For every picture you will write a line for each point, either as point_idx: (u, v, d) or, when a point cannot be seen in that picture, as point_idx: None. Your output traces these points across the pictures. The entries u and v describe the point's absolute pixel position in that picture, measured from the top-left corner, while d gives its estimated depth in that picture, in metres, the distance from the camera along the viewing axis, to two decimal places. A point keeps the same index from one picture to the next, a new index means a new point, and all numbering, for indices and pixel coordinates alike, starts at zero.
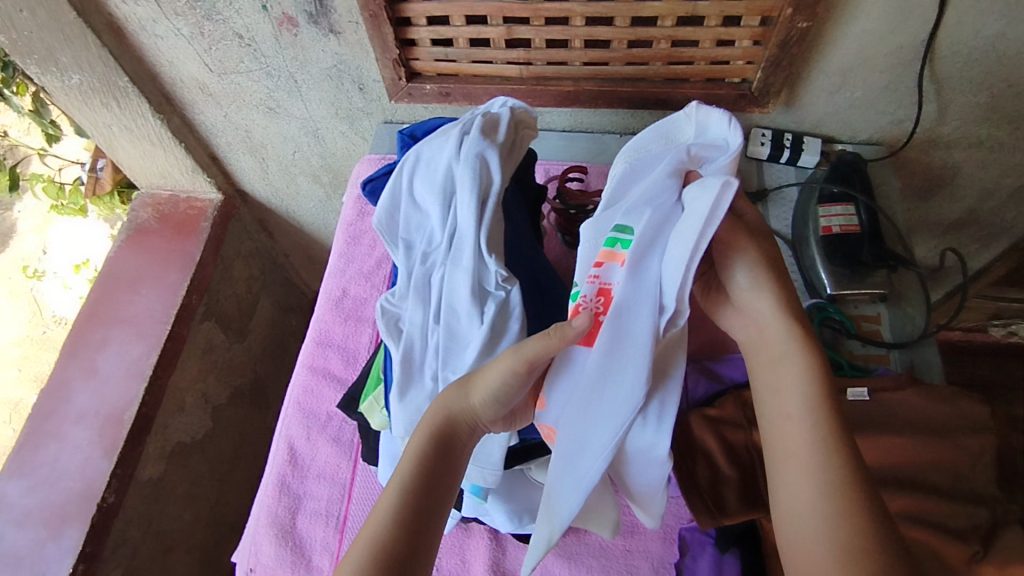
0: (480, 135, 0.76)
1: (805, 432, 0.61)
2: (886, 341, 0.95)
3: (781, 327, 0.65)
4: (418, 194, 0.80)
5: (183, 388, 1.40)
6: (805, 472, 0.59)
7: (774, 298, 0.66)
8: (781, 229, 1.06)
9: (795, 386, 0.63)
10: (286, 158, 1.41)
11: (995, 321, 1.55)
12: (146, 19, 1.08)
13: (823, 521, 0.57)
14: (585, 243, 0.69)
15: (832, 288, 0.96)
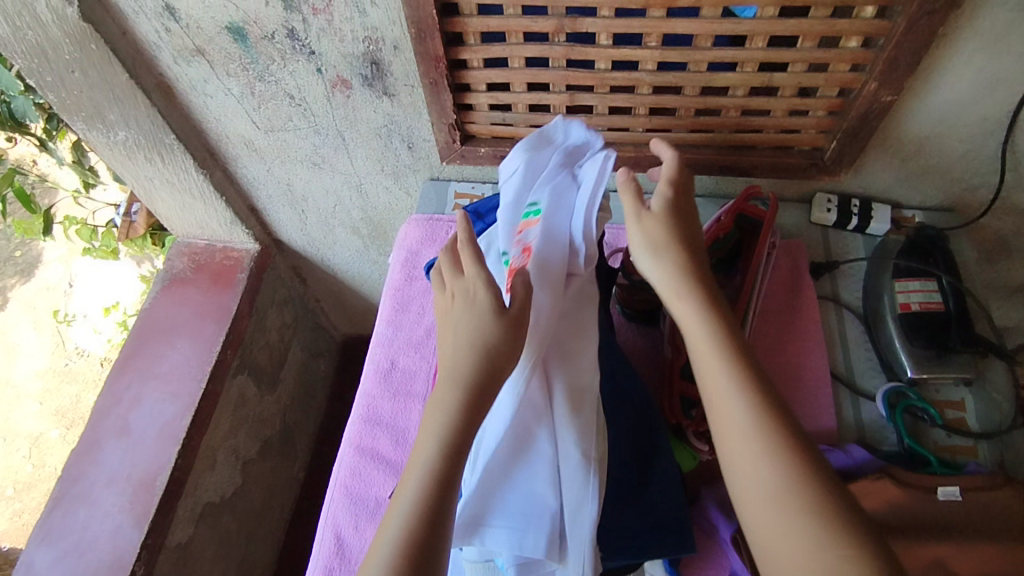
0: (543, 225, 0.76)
1: (716, 354, 0.65)
2: (973, 430, 0.87)
3: (694, 304, 0.68)
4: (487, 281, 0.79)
5: (215, 445, 1.35)
6: (729, 397, 0.62)
7: (659, 242, 0.71)
8: (852, 301, 1.00)
9: (697, 316, 0.67)
10: (327, 210, 1.38)
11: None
12: (197, 79, 1.06)
13: (748, 427, 0.60)
14: (506, 221, 0.78)
15: (913, 372, 0.89)
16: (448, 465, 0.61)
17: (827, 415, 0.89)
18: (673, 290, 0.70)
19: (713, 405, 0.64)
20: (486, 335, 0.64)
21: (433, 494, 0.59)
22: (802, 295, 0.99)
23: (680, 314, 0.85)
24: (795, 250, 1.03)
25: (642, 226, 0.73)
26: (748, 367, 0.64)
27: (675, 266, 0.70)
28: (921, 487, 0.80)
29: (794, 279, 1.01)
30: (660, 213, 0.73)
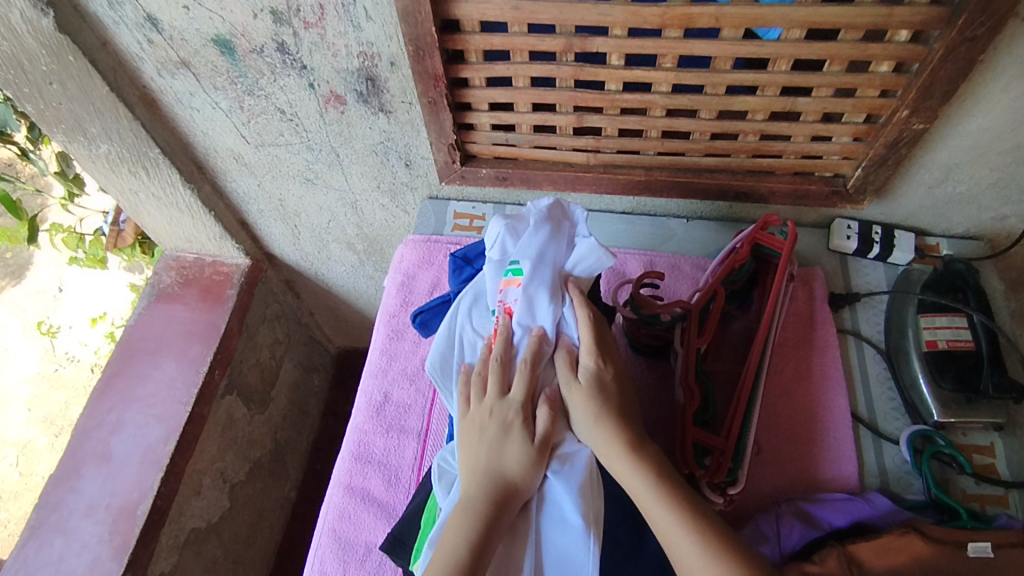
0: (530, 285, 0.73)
1: (655, 500, 0.62)
2: (1003, 478, 0.82)
3: (632, 466, 0.64)
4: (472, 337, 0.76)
5: (201, 469, 1.30)
6: (683, 538, 0.59)
7: (586, 392, 0.69)
8: (873, 336, 0.95)
9: (628, 472, 0.64)
10: (321, 226, 1.33)
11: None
12: (183, 92, 1.01)
13: (711, 563, 0.57)
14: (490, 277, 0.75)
15: (940, 416, 0.84)
16: (463, 571, 0.60)
17: (849, 460, 0.83)
18: (611, 456, 0.65)
19: (678, 563, 0.59)
20: (519, 462, 0.66)
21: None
22: (819, 329, 0.94)
23: (693, 352, 0.80)
24: (813, 279, 0.98)
25: (577, 395, 0.69)
26: (698, 513, 0.61)
27: (609, 429, 0.66)
28: (951, 543, 0.74)
29: (811, 312, 0.96)
30: (589, 381, 0.69)
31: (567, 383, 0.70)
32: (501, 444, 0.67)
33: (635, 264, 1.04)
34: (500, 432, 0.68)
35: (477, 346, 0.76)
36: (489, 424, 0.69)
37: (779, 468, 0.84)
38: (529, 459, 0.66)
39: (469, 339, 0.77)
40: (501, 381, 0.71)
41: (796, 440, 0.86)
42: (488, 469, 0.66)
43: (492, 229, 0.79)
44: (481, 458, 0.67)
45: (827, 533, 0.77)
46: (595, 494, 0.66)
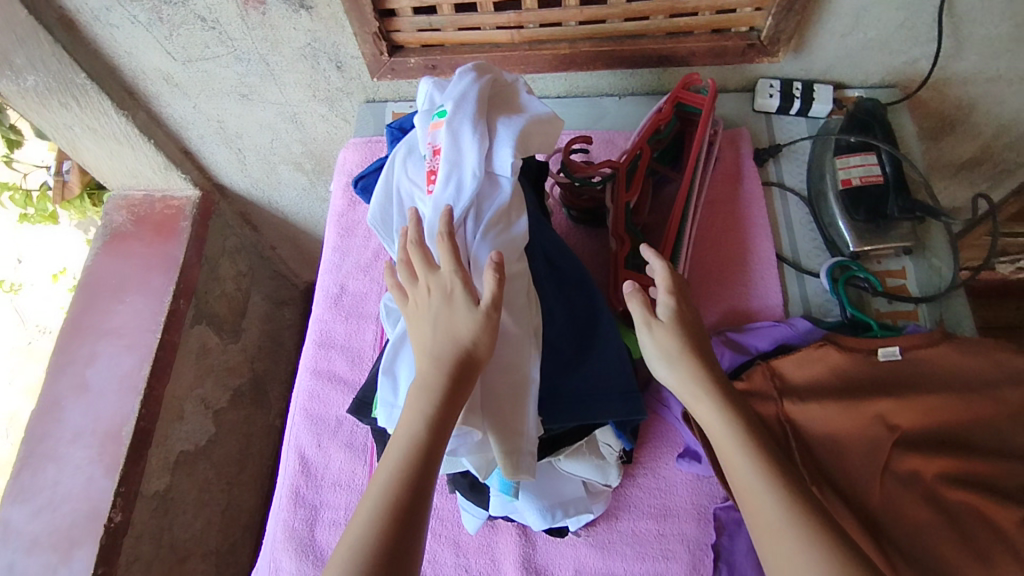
0: (460, 119, 0.68)
1: (732, 444, 0.63)
2: (914, 295, 0.90)
3: (717, 407, 0.66)
4: (404, 191, 0.71)
5: (181, 395, 1.35)
6: (762, 486, 0.60)
7: (675, 338, 0.69)
8: (796, 185, 1.00)
9: (713, 416, 0.66)
10: (265, 146, 1.33)
11: (1004, 258, 1.46)
12: (99, 8, 0.99)
13: (783, 513, 0.58)
14: (421, 124, 0.71)
15: (855, 245, 0.91)
16: (423, 449, 0.55)
17: (773, 293, 0.91)
18: (692, 393, 0.67)
19: (742, 496, 0.61)
20: (465, 328, 0.59)
21: (408, 477, 0.54)
22: (745, 182, 1.00)
23: (622, 205, 0.85)
24: (739, 139, 1.02)
25: (658, 339, 0.69)
26: (763, 448, 0.63)
27: (693, 369, 0.68)
28: (862, 351, 0.83)
29: (737, 168, 1.01)
30: (668, 320, 0.70)
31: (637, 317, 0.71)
32: (442, 311, 0.60)
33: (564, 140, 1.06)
34: (440, 300, 0.61)
35: (413, 196, 0.70)
36: (429, 298, 0.61)
37: (707, 308, 0.92)
38: (478, 323, 0.59)
39: (402, 197, 0.71)
40: (424, 255, 0.63)
41: (723, 283, 0.93)
42: (435, 341, 0.59)
43: (421, 89, 0.76)
44: (427, 330, 0.60)
45: (754, 355, 0.86)
46: (534, 314, 0.65)
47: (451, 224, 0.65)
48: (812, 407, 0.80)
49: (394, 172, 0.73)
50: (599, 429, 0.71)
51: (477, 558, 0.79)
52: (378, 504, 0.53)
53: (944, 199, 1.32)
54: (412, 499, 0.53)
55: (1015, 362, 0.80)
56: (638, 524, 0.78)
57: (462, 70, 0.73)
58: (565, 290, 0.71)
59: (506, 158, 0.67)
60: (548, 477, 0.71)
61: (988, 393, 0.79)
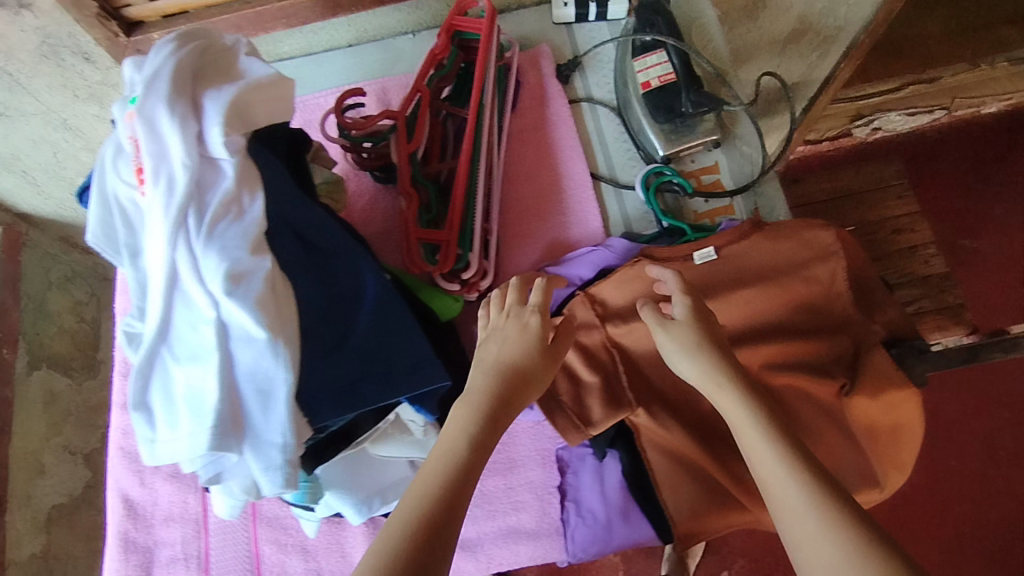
0: (154, 100, 0.58)
1: (759, 439, 0.51)
2: (728, 189, 0.88)
3: (740, 398, 0.54)
4: (121, 196, 0.62)
5: (34, 450, 1.24)
6: (795, 485, 0.48)
7: (692, 327, 0.59)
8: (604, 97, 0.94)
9: (736, 406, 0.54)
10: (49, 164, 1.12)
11: (858, 121, 1.42)
12: None
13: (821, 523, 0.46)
14: (120, 115, 0.61)
15: (664, 150, 0.87)
16: (456, 489, 0.49)
17: (591, 217, 0.87)
18: (715, 386, 0.56)
19: (771, 500, 0.49)
20: (519, 356, 0.57)
21: (433, 517, 0.46)
22: (550, 104, 0.93)
23: (405, 158, 0.77)
24: (541, 57, 0.94)
25: (675, 337, 0.59)
26: (804, 453, 0.50)
27: (715, 359, 0.57)
28: (679, 258, 0.80)
29: (543, 90, 0.94)
30: (687, 315, 0.60)
31: (651, 325, 0.61)
32: (515, 335, 0.58)
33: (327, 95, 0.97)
34: (520, 324, 0.59)
35: (131, 200, 0.61)
36: (502, 324, 0.59)
37: (527, 247, 0.87)
38: (541, 355, 0.58)
39: (122, 203, 0.62)
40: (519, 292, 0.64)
41: (541, 216, 0.88)
42: (499, 357, 0.56)
43: (124, 73, 0.65)
44: (489, 354, 0.57)
45: (576, 287, 0.82)
46: (281, 306, 0.57)
47: (169, 226, 0.56)
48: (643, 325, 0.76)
49: (108, 176, 0.63)
50: (400, 408, 0.64)
51: (328, 558, 0.77)
52: (403, 549, 0.44)
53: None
54: (437, 547, 0.45)
55: (826, 239, 0.78)
56: (484, 486, 0.77)
57: (160, 42, 0.62)
58: (322, 267, 0.62)
59: (216, 138, 0.58)
60: (361, 466, 0.67)
61: (802, 275, 0.78)
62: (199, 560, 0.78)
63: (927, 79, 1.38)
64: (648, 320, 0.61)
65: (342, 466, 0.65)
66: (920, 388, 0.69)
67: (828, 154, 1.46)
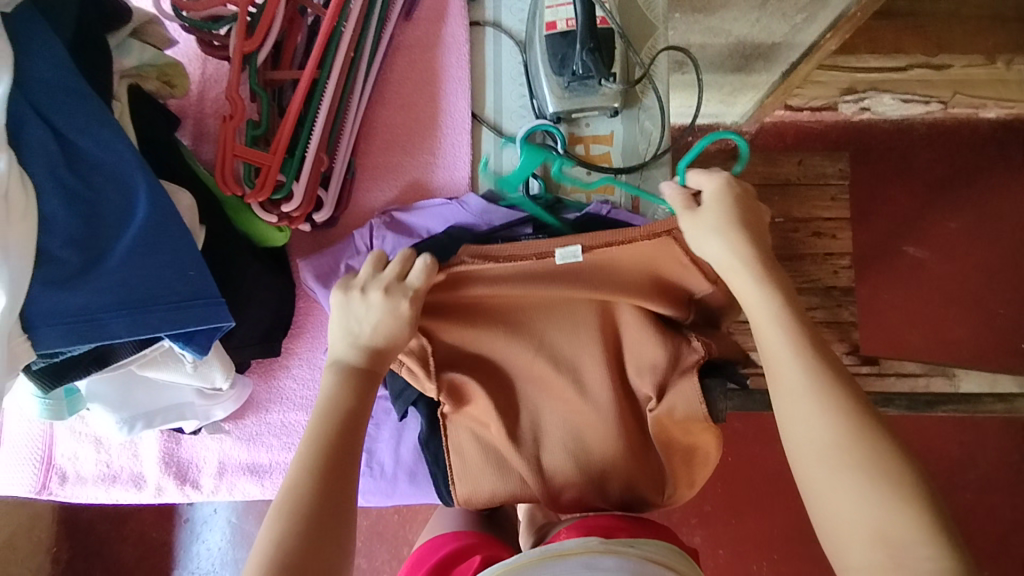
0: None
1: (770, 315, 0.55)
2: (614, 166, 0.80)
3: (756, 279, 0.57)
4: None
5: None
6: (795, 356, 0.52)
7: (736, 198, 0.60)
8: (512, 26, 0.82)
9: (755, 288, 0.56)
10: None
11: (849, 96, 1.33)
12: None
13: (816, 401, 0.50)
14: None
15: (554, 107, 0.77)
16: (350, 419, 0.55)
17: (460, 165, 0.79)
18: (735, 268, 0.58)
19: (771, 374, 0.53)
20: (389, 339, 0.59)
21: (331, 452, 0.53)
22: (448, 22, 0.82)
23: (238, 58, 0.67)
24: None
25: (696, 219, 0.60)
26: (817, 340, 0.53)
27: (745, 238, 0.58)
28: (531, 256, 0.66)
29: (444, 5, 0.82)
30: (712, 201, 0.61)
31: (675, 208, 0.62)
32: (384, 315, 0.59)
33: None
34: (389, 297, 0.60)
35: None
36: (365, 297, 0.60)
37: (385, 181, 0.80)
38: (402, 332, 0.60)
39: None
40: (400, 263, 0.62)
41: (407, 151, 0.80)
42: (375, 340, 0.59)
43: None
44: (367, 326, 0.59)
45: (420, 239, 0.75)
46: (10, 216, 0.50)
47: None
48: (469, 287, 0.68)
49: None
50: (164, 342, 0.60)
51: (119, 454, 0.75)
52: (312, 481, 0.51)
53: (761, 32, 1.12)
54: (339, 484, 0.52)
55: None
56: (285, 417, 0.75)
57: None
58: (87, 180, 0.55)
59: None
60: (136, 384, 0.64)
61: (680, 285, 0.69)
62: None
63: (934, 65, 1.31)
64: (674, 205, 0.62)
65: (113, 379, 0.62)
66: (715, 423, 0.68)
67: (805, 128, 1.35)
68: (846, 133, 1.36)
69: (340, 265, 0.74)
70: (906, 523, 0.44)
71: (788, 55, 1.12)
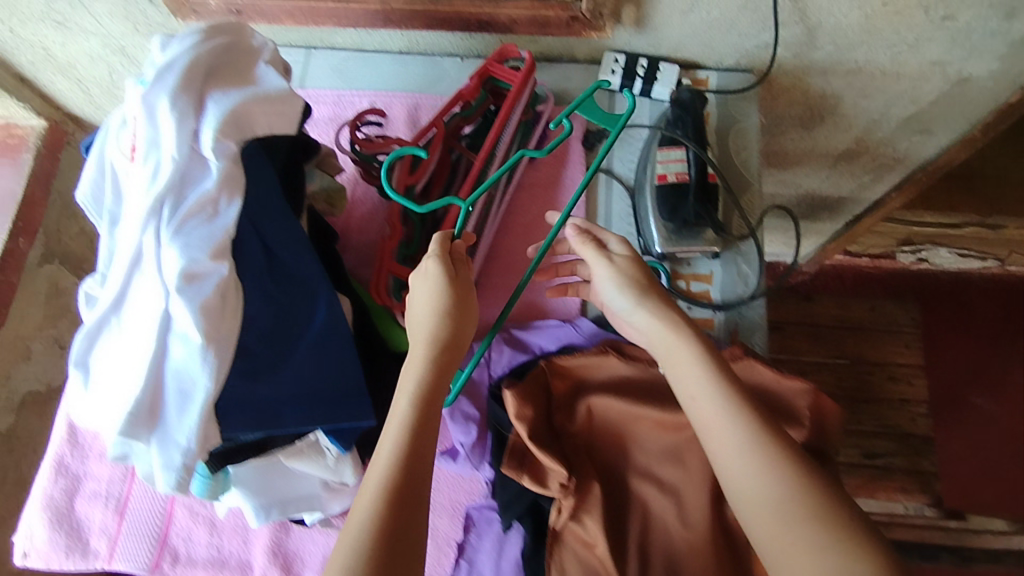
0: (160, 87, 0.59)
1: (702, 378, 0.58)
2: (714, 302, 0.87)
3: (686, 346, 0.60)
4: (110, 161, 0.63)
5: (26, 335, 1.27)
6: (731, 419, 0.55)
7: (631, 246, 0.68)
8: (623, 174, 0.94)
9: (687, 351, 0.60)
10: (105, 80, 1.15)
11: (906, 247, 1.34)
12: None
13: (759, 464, 0.52)
14: (132, 87, 0.62)
15: (661, 246, 0.86)
16: (416, 431, 0.54)
17: (571, 291, 0.87)
18: (659, 326, 0.63)
19: (709, 438, 0.56)
20: (451, 314, 0.60)
21: (398, 471, 0.51)
22: (568, 167, 0.94)
23: (400, 189, 0.79)
24: (574, 117, 0.95)
25: (607, 267, 0.67)
26: (744, 399, 0.56)
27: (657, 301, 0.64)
28: (646, 360, 0.78)
29: (564, 151, 0.94)
30: (620, 251, 0.68)
31: (587, 254, 0.69)
32: (424, 284, 0.62)
33: (354, 98, 0.97)
34: (425, 272, 0.63)
35: (119, 170, 0.62)
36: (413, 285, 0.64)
37: (502, 300, 0.87)
38: (457, 312, 0.61)
39: (113, 165, 0.63)
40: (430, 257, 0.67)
41: (525, 276, 0.88)
42: (427, 312, 0.60)
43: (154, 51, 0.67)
44: (420, 307, 0.61)
45: (535, 354, 0.82)
46: (225, 314, 0.58)
47: (146, 207, 0.58)
48: (585, 406, 0.77)
49: (108, 137, 0.64)
50: (316, 432, 0.66)
51: (230, 539, 0.78)
52: (377, 503, 0.50)
53: (830, 188, 1.26)
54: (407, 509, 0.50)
55: (798, 388, 0.77)
56: None
57: (187, 30, 0.63)
58: (281, 286, 0.64)
59: (208, 141, 0.59)
60: (278, 476, 0.68)
61: (779, 410, 0.76)
62: (118, 503, 0.80)
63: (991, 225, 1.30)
64: (585, 251, 0.69)
65: (257, 468, 0.66)
66: None
67: (864, 273, 1.36)
68: (906, 281, 1.36)
69: None
70: (865, 572, 0.46)
71: (854, 209, 1.28)
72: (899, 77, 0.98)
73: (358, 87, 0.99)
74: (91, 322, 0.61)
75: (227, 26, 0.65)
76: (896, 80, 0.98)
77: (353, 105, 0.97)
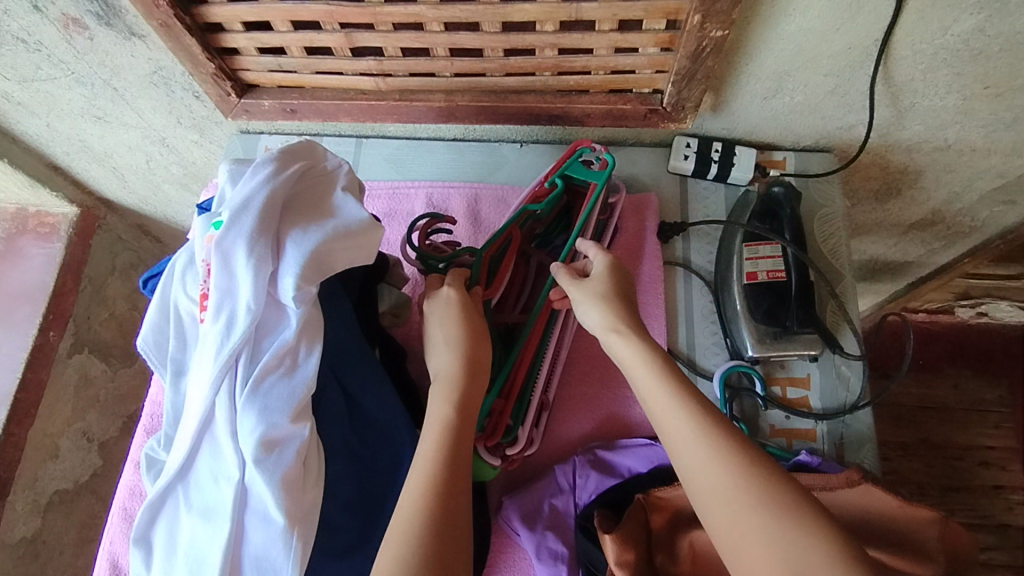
0: (235, 231, 0.53)
1: (658, 377, 0.56)
2: (815, 411, 0.79)
3: (636, 348, 0.60)
4: (179, 308, 0.57)
5: (54, 432, 1.19)
6: (684, 416, 0.53)
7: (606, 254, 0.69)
8: (702, 267, 0.87)
9: (638, 354, 0.59)
10: (143, 169, 1.09)
11: (966, 302, 1.22)
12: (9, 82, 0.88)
13: (705, 450, 0.50)
14: (204, 228, 0.56)
15: (754, 351, 0.79)
16: (446, 430, 0.54)
17: None
18: (615, 330, 0.62)
19: (666, 434, 0.53)
20: (466, 337, 0.61)
21: (444, 466, 0.51)
22: (643, 262, 0.87)
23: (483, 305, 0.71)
24: (646, 207, 0.89)
25: (583, 284, 0.66)
26: (697, 394, 0.55)
27: (610, 305, 0.64)
28: None
29: (639, 244, 0.88)
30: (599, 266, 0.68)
31: (564, 278, 0.68)
32: (443, 310, 0.64)
33: (409, 192, 0.91)
34: (441, 302, 0.65)
35: (188, 318, 0.57)
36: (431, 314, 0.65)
37: (582, 413, 0.80)
38: (470, 333, 0.62)
39: (180, 311, 0.57)
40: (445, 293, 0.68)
41: (604, 385, 0.81)
42: (449, 336, 0.62)
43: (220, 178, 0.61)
44: (438, 339, 0.63)
45: (623, 478, 0.75)
46: (305, 488, 0.52)
47: (216, 367, 0.51)
48: (687, 543, 0.68)
49: (175, 278, 0.59)
50: None
51: None
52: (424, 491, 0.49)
53: (896, 253, 1.14)
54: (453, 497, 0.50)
55: (931, 519, 0.67)
56: None
57: (260, 161, 0.57)
58: (365, 442, 0.59)
59: (288, 290, 0.52)
60: None
61: (911, 544, 0.67)
62: None
63: None
64: (563, 277, 0.68)
65: None
66: None
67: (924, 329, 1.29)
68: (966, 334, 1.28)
69: (544, 504, 0.74)
70: (813, 545, 0.43)
71: (918, 272, 1.17)
72: (990, 152, 0.87)
73: (412, 177, 0.93)
74: (155, 494, 0.54)
75: (301, 155, 0.59)
76: (984, 156, 0.88)
77: (407, 198, 0.91)
